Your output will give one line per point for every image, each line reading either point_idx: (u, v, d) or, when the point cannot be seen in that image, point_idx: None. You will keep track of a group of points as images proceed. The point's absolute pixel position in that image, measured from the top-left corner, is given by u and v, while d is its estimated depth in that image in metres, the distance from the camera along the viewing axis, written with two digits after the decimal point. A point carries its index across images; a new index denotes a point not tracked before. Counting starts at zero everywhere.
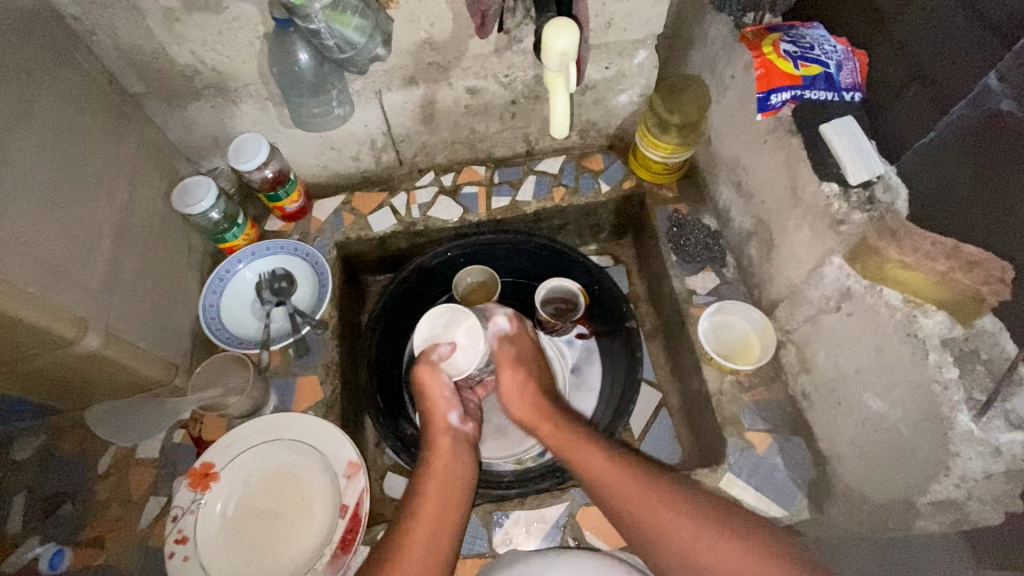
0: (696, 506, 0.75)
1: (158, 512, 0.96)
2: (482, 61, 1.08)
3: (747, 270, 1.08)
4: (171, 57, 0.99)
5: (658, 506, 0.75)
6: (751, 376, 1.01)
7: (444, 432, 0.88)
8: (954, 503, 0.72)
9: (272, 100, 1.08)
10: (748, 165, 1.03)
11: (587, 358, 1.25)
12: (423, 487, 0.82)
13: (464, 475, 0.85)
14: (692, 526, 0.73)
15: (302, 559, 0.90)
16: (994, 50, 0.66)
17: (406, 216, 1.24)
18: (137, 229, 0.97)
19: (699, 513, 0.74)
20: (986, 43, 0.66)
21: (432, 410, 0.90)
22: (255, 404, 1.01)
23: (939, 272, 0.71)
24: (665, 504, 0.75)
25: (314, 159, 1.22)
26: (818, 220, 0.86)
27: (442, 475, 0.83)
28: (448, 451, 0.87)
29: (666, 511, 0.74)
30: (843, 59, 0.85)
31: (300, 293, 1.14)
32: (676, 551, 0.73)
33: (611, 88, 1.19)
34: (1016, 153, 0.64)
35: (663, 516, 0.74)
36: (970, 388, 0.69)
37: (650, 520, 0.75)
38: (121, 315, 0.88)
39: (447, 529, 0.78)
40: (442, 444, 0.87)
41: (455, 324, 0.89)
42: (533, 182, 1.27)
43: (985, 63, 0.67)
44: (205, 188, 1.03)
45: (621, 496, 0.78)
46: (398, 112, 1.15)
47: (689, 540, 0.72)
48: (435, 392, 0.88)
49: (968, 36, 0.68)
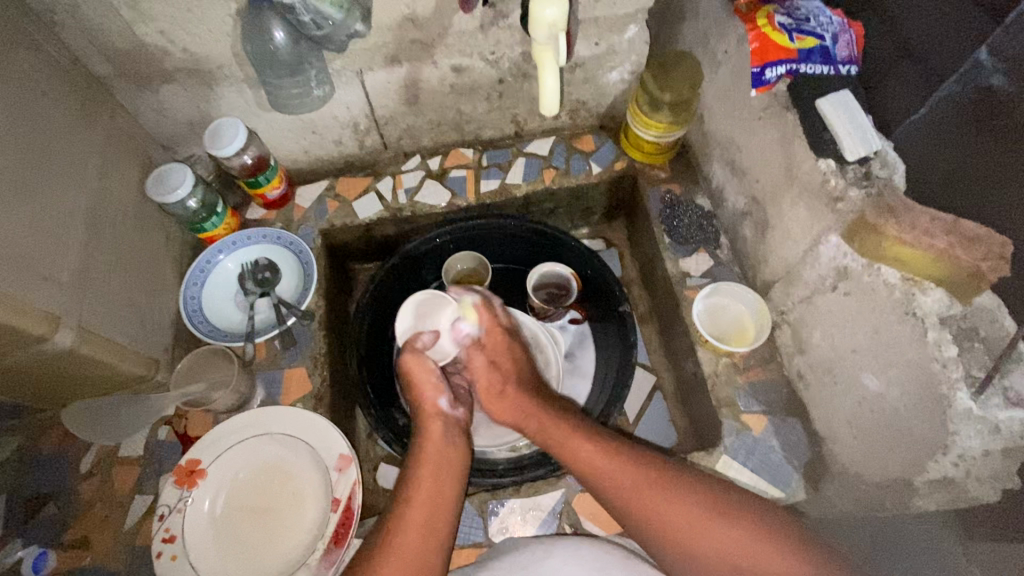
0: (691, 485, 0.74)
1: (144, 512, 0.93)
2: (467, 38, 1.04)
3: (741, 251, 1.06)
4: (138, 37, 0.93)
5: (651, 485, 0.74)
6: (746, 358, 1.00)
7: (435, 418, 0.87)
8: (951, 481, 0.72)
9: (249, 82, 1.03)
10: (742, 143, 1.01)
11: (580, 344, 1.23)
12: (415, 473, 0.79)
13: (457, 460, 0.82)
14: (687, 506, 0.72)
15: (294, 554, 0.88)
16: (981, 24, 0.65)
17: (392, 201, 1.20)
18: (109, 220, 0.92)
19: (694, 493, 0.73)
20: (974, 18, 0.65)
21: (422, 395, 0.88)
22: (242, 398, 0.98)
23: (937, 248, 0.68)
24: (658, 484, 0.74)
25: (296, 145, 1.17)
26: (814, 198, 0.85)
27: (434, 461, 0.81)
28: (440, 436, 0.84)
29: (657, 490, 0.74)
30: (840, 31, 0.82)
31: (284, 283, 1.10)
32: (672, 531, 0.71)
33: (601, 65, 1.15)
34: (1011, 126, 0.63)
35: (656, 496, 0.73)
36: (968, 365, 0.68)
37: (644, 501, 0.73)
38: (95, 309, 0.85)
39: (441, 514, 0.75)
40: (433, 428, 0.85)
41: (434, 312, 0.96)
42: (523, 164, 1.24)
43: (973, 36, 0.66)
44: (182, 175, 0.99)
45: (615, 476, 0.76)
46: (381, 93, 1.10)
47: (686, 524, 0.71)
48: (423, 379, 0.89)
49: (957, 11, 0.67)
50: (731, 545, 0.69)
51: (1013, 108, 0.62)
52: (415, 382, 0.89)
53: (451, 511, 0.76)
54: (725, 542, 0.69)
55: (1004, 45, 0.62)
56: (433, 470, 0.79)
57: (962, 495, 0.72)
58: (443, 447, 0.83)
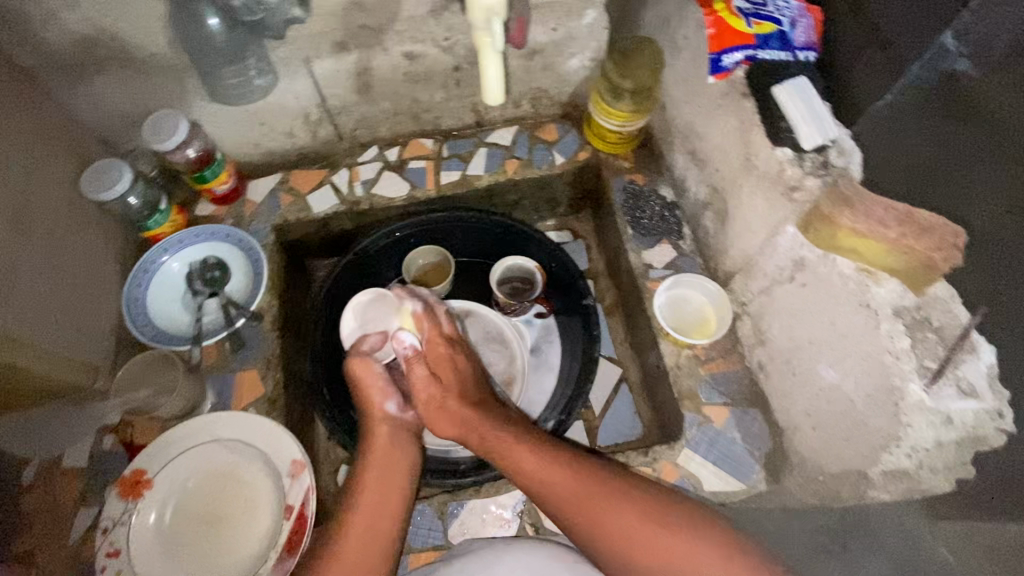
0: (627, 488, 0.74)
1: (88, 527, 0.88)
2: (418, 23, 1.00)
3: (704, 241, 1.05)
4: (63, 23, 0.88)
5: (586, 490, 0.73)
6: (708, 350, 0.98)
7: (383, 423, 0.85)
8: (906, 472, 0.72)
9: (188, 71, 0.98)
10: (702, 132, 0.98)
11: (546, 338, 1.21)
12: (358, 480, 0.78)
13: (405, 465, 0.81)
14: (618, 508, 0.72)
15: (246, 563, 0.85)
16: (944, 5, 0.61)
17: (348, 195, 1.16)
18: (37, 220, 0.87)
19: (627, 496, 0.73)
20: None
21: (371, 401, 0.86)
22: (190, 404, 0.94)
23: (890, 239, 0.68)
24: (592, 490, 0.74)
25: (243, 138, 1.11)
26: (771, 188, 0.83)
27: (380, 466, 0.79)
28: (387, 441, 0.83)
29: (591, 496, 0.73)
30: (797, 16, 0.81)
31: (234, 283, 1.06)
32: (605, 533, 0.71)
33: (561, 51, 1.12)
34: (969, 116, 0.60)
35: (592, 501, 0.73)
36: (922, 356, 0.67)
37: (579, 506, 0.73)
38: (19, 316, 0.80)
39: (384, 521, 0.74)
40: (380, 434, 0.83)
41: (385, 314, 0.91)
42: (484, 155, 1.20)
43: (940, 19, 0.61)
44: (118, 171, 0.93)
45: (553, 483, 0.75)
46: (331, 81, 1.05)
47: (628, 532, 0.70)
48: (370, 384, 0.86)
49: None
50: (663, 545, 0.69)
51: (972, 95, 0.60)
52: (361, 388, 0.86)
53: (397, 516, 0.75)
54: (652, 544, 0.69)
55: (970, 28, 0.59)
56: (379, 475, 0.78)
57: (916, 486, 0.72)
58: (391, 453, 0.81)
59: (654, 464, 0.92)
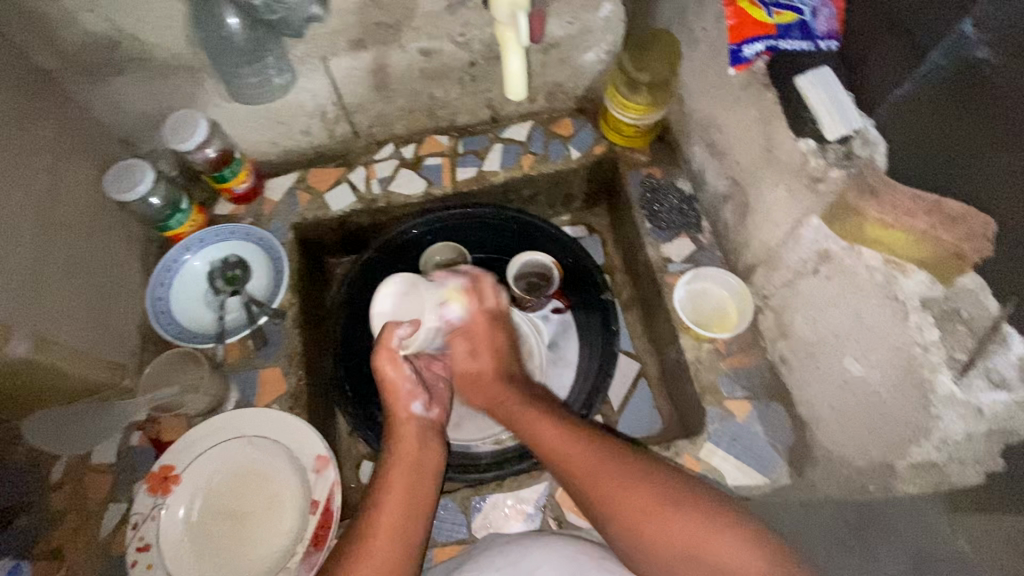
0: (649, 469, 0.73)
1: (119, 519, 0.91)
2: (434, 19, 1.00)
3: (723, 234, 1.04)
4: (85, 26, 0.88)
5: (607, 470, 0.73)
6: (728, 343, 0.98)
7: (408, 423, 0.83)
8: (935, 465, 0.71)
9: (206, 72, 0.98)
10: (721, 124, 0.98)
11: (563, 333, 1.19)
12: (385, 478, 0.77)
13: (430, 465, 0.80)
14: (642, 490, 0.70)
15: (274, 556, 0.87)
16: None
17: (365, 192, 1.17)
18: (65, 221, 0.88)
19: (646, 476, 0.72)
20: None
21: (394, 400, 0.84)
22: (215, 401, 0.96)
23: (919, 229, 0.67)
24: (610, 466, 0.73)
25: (261, 136, 1.12)
26: (794, 179, 0.82)
27: (406, 465, 0.79)
28: (413, 440, 0.82)
29: (610, 473, 0.72)
30: (819, 6, 0.78)
31: (256, 281, 1.07)
32: (627, 514, 0.70)
33: (576, 45, 1.11)
34: (992, 104, 0.59)
35: (612, 480, 0.72)
36: (951, 348, 0.66)
37: (600, 485, 0.72)
38: (51, 317, 0.82)
39: (412, 519, 0.73)
40: (407, 433, 0.82)
41: (414, 295, 0.88)
42: (500, 150, 1.20)
43: (956, 5, 0.60)
44: (141, 171, 0.94)
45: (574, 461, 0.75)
46: (347, 79, 1.06)
47: (648, 508, 0.69)
48: (397, 382, 0.84)
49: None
50: (688, 529, 0.67)
51: (998, 82, 0.58)
52: (386, 387, 0.85)
53: (425, 515, 0.75)
54: (678, 527, 0.67)
55: (991, 15, 0.57)
56: (406, 475, 0.77)
57: (945, 478, 0.71)
58: (417, 453, 0.80)
59: (676, 458, 0.92)
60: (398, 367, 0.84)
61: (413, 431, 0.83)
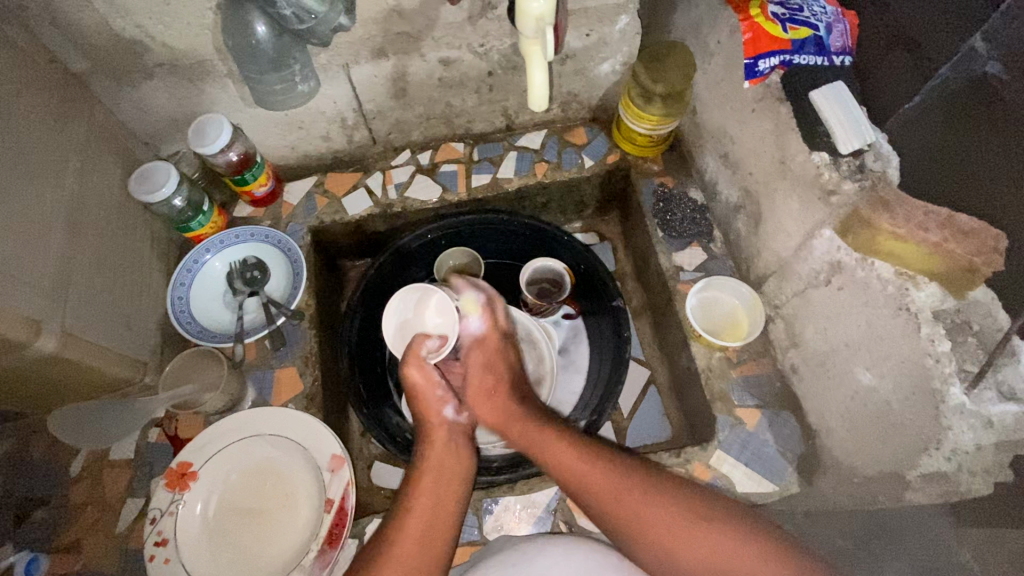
0: (675, 491, 0.72)
1: (136, 515, 0.92)
2: (455, 30, 1.02)
3: (734, 244, 1.06)
4: (116, 31, 0.91)
5: (634, 493, 0.72)
6: (739, 352, 0.99)
7: (441, 429, 0.86)
8: (945, 476, 0.71)
9: (232, 78, 1.01)
10: (735, 136, 0.99)
11: (574, 338, 1.23)
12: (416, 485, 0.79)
13: (459, 471, 0.82)
14: (668, 514, 0.70)
15: (289, 553, 0.88)
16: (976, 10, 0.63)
17: (382, 198, 1.19)
18: (92, 221, 0.90)
19: (671, 499, 0.71)
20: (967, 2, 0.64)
21: (426, 407, 0.87)
22: (232, 399, 0.97)
23: (931, 242, 0.68)
24: (633, 486, 0.73)
25: (282, 141, 1.16)
26: (808, 192, 0.84)
27: (436, 471, 0.80)
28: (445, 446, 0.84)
29: (634, 495, 0.72)
30: (833, 21, 0.82)
31: (274, 282, 1.09)
32: (651, 536, 0.70)
33: (592, 56, 1.14)
34: (1004, 115, 0.61)
35: (640, 504, 0.71)
36: (961, 360, 0.67)
37: (627, 506, 0.72)
38: (79, 314, 0.83)
39: (442, 524, 0.75)
40: (439, 438, 0.85)
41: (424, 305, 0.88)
42: (514, 158, 1.22)
43: (970, 21, 0.64)
44: (166, 173, 0.96)
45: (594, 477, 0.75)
46: (368, 86, 1.08)
47: (670, 528, 0.69)
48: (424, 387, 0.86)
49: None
50: (717, 554, 0.67)
51: (1009, 94, 0.61)
52: (416, 397, 0.87)
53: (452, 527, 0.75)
54: (703, 546, 0.67)
55: (1000, 31, 0.61)
56: (435, 481, 0.79)
57: (955, 489, 0.71)
58: (446, 458, 0.82)
59: (686, 464, 0.93)
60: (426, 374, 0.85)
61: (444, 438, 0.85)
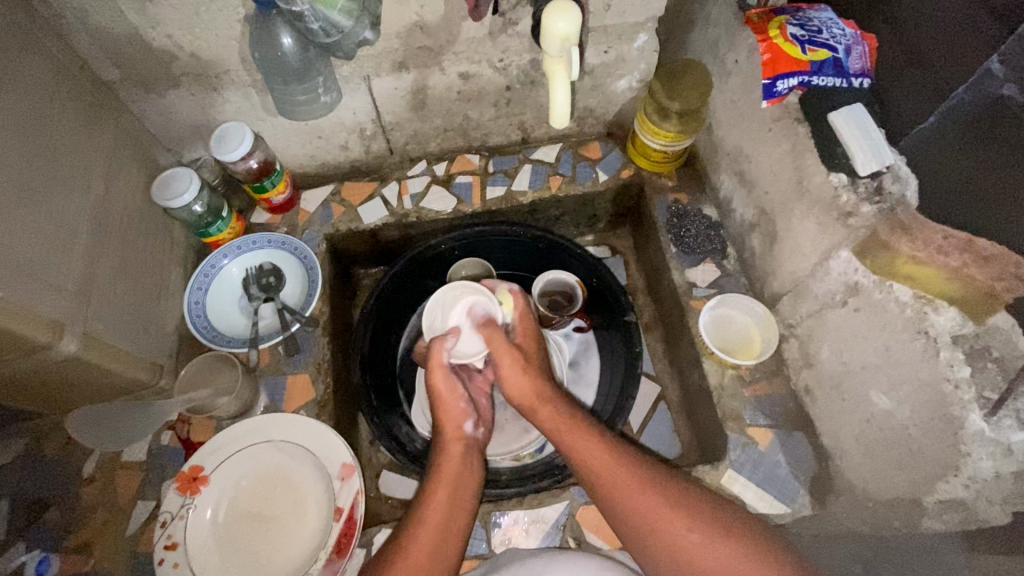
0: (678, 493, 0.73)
1: (146, 517, 0.92)
2: (475, 45, 1.04)
3: (748, 262, 1.06)
4: (147, 41, 0.93)
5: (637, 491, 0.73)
6: (752, 371, 0.99)
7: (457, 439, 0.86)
8: (963, 503, 0.70)
9: (256, 87, 1.02)
10: (751, 154, 1.00)
11: (585, 352, 1.22)
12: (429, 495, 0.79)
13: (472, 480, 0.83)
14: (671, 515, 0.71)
15: (297, 560, 0.88)
16: (992, 31, 0.62)
17: (398, 207, 1.20)
18: (115, 225, 0.92)
19: (671, 498, 0.72)
20: (981, 24, 0.64)
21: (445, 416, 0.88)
22: (245, 404, 0.98)
23: (952, 267, 0.68)
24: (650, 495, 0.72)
25: (301, 149, 1.17)
26: (825, 213, 0.84)
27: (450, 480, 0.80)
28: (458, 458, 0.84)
29: (652, 505, 0.71)
30: (852, 43, 0.81)
31: (288, 288, 1.10)
32: (659, 537, 0.70)
33: (610, 73, 1.15)
34: (1017, 138, 0.61)
35: (647, 505, 0.72)
36: (981, 387, 0.67)
37: (629, 503, 0.73)
38: (99, 316, 0.84)
39: (454, 535, 0.75)
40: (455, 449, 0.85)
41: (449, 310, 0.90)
42: (529, 171, 1.23)
43: (987, 43, 0.63)
44: (188, 180, 0.98)
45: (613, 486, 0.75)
46: (389, 98, 1.10)
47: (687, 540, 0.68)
48: (447, 397, 0.88)
49: (963, 20, 0.66)
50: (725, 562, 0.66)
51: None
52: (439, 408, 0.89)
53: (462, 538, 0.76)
54: (715, 558, 0.67)
55: (1015, 53, 0.60)
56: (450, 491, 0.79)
57: (974, 517, 0.70)
58: (462, 467, 0.83)
59: (698, 483, 0.92)
60: (448, 385, 0.88)
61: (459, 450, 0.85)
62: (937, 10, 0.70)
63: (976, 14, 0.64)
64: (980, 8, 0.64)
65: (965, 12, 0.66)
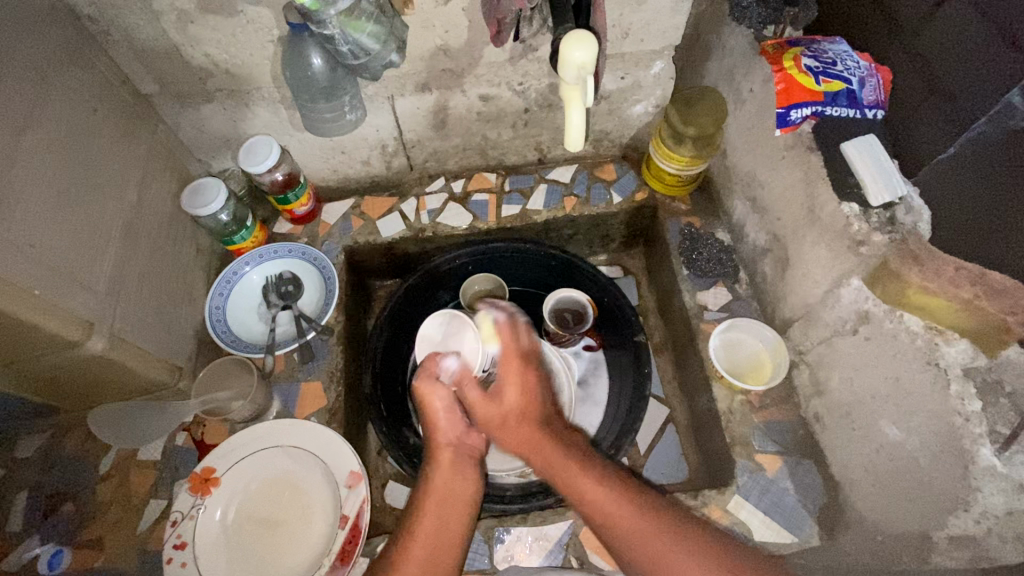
0: (683, 527, 0.69)
1: (157, 516, 0.94)
2: (496, 69, 1.08)
3: (760, 287, 1.06)
4: (185, 58, 0.98)
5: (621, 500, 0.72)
6: (762, 396, 0.98)
7: (445, 448, 0.83)
8: (973, 539, 0.71)
9: (284, 104, 1.07)
10: (764, 180, 1.01)
11: (594, 371, 1.22)
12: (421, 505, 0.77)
13: (465, 493, 0.79)
14: (657, 530, 0.68)
15: (303, 565, 0.90)
16: (1012, 67, 0.64)
17: (415, 222, 1.23)
18: (145, 231, 0.96)
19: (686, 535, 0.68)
20: (1003, 59, 0.65)
21: (434, 424, 0.85)
22: (259, 409, 1.01)
23: (963, 298, 0.68)
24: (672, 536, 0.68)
25: (324, 164, 1.22)
26: (836, 240, 0.84)
27: (441, 493, 0.78)
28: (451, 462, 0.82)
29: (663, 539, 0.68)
30: (866, 75, 0.82)
31: (306, 297, 1.13)
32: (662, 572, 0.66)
33: (626, 97, 1.19)
34: None
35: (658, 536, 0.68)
36: (993, 421, 0.67)
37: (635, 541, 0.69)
38: (126, 318, 0.88)
39: (449, 534, 0.74)
40: (446, 458, 0.82)
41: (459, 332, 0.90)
42: (544, 190, 1.26)
43: (1010, 76, 0.64)
44: (216, 189, 1.02)
45: (616, 518, 0.71)
46: (410, 118, 1.15)
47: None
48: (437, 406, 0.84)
49: (984, 54, 0.67)
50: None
51: None
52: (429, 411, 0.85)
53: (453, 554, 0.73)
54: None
55: None
56: (437, 500, 0.77)
57: (983, 553, 0.71)
58: (452, 481, 0.80)
59: (703, 507, 0.92)
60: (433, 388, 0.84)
61: (449, 456, 0.82)
62: (955, 37, 0.70)
63: (993, 50, 0.66)
64: (999, 42, 0.65)
65: (986, 49, 0.66)
